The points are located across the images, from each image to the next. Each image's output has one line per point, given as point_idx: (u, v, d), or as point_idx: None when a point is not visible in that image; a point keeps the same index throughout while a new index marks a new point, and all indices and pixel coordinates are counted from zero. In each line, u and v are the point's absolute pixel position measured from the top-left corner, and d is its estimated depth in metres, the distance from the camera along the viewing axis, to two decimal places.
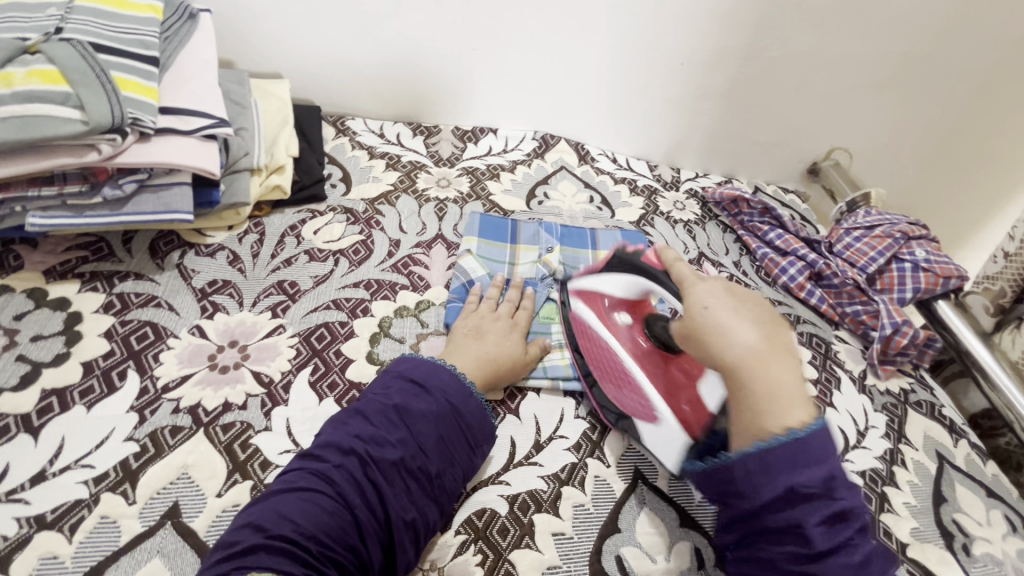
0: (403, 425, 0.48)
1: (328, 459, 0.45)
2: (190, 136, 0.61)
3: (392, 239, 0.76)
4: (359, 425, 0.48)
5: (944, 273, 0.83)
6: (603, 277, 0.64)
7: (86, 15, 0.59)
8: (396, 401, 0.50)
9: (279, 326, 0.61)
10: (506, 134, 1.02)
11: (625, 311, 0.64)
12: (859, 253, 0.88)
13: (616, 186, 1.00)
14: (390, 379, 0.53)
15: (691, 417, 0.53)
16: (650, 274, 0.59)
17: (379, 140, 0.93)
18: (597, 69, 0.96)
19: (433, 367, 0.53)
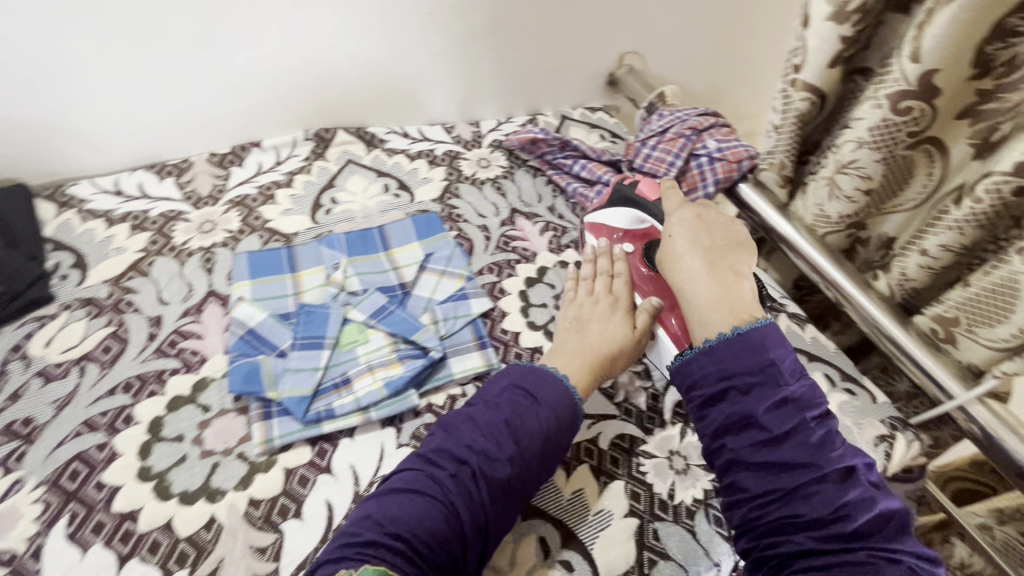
0: (511, 439, 0.50)
1: (443, 465, 0.49)
2: None
3: (151, 318, 0.65)
4: (471, 437, 0.51)
5: (736, 157, 0.84)
6: (606, 213, 0.73)
7: None
8: (488, 424, 0.51)
9: (15, 482, 0.52)
10: (273, 143, 0.90)
11: (629, 243, 0.71)
12: (658, 162, 0.87)
13: (412, 163, 0.92)
14: (504, 388, 0.55)
15: (678, 330, 0.61)
16: (652, 209, 0.69)
17: (117, 199, 0.78)
18: (340, 43, 0.85)
19: (542, 379, 0.55)
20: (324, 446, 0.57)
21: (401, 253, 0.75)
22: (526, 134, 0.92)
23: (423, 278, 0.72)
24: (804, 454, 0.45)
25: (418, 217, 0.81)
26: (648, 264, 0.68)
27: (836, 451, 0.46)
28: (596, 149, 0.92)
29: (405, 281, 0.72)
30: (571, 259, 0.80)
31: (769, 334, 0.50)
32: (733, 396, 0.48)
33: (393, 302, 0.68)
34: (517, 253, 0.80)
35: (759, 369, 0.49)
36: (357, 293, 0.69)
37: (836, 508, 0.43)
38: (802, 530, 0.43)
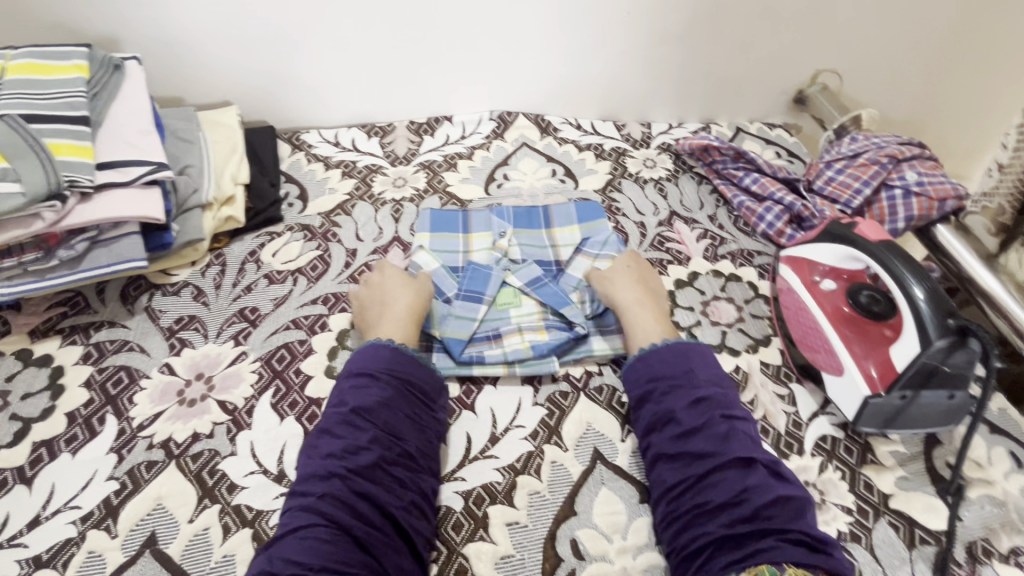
0: (365, 426, 0.53)
1: (309, 492, 0.49)
2: (129, 186, 0.64)
3: (349, 250, 0.78)
4: (326, 443, 0.52)
5: (939, 196, 0.77)
6: (815, 246, 0.68)
7: (18, 89, 0.63)
8: (352, 405, 0.54)
9: (241, 353, 0.65)
10: (462, 120, 1.00)
11: (833, 280, 0.67)
12: (841, 186, 0.82)
13: (581, 154, 0.96)
14: (349, 378, 0.57)
15: (879, 377, 0.58)
16: (870, 250, 0.61)
17: (335, 149, 0.93)
18: (541, 36, 0.91)
19: (691, 355, 0.60)
20: (470, 387, 0.64)
21: (561, 233, 0.79)
22: (700, 141, 0.91)
23: (578, 259, 0.75)
24: (709, 445, 0.53)
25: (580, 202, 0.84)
26: (852, 304, 0.64)
27: (739, 443, 0.53)
28: (772, 166, 0.89)
29: (561, 259, 0.76)
30: (725, 270, 0.79)
31: (647, 360, 0.60)
32: (658, 396, 0.57)
33: (547, 275, 0.73)
34: (671, 254, 0.80)
35: (684, 373, 0.58)
36: (516, 261, 0.74)
37: (737, 493, 0.49)
38: (713, 519, 0.49)
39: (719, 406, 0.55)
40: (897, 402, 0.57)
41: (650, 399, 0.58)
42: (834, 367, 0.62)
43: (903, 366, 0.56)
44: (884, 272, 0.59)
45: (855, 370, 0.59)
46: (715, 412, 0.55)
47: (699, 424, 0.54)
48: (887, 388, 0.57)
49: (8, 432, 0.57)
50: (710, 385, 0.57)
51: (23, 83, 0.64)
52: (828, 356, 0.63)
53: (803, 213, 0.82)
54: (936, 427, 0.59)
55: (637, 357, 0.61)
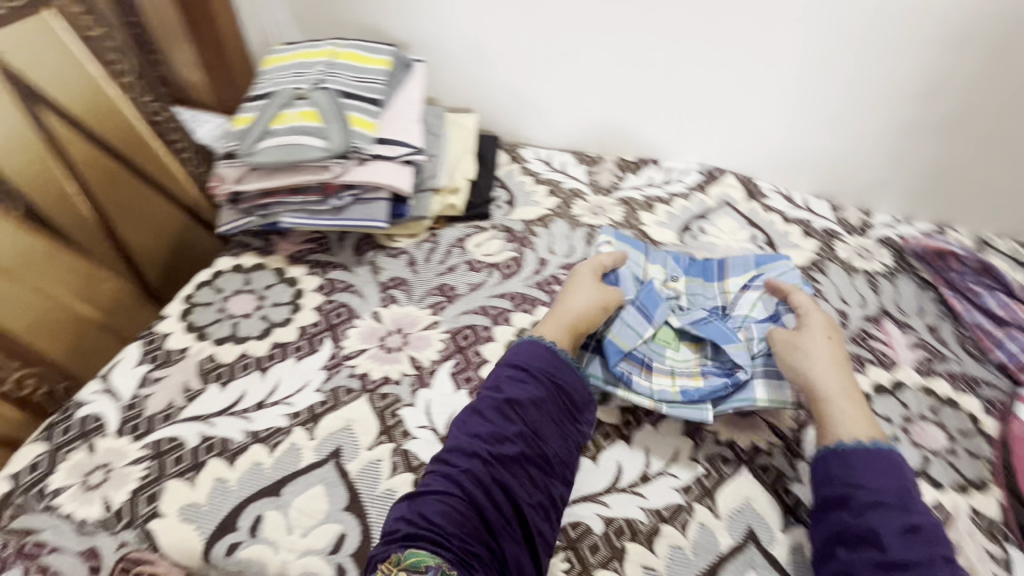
0: (517, 417, 0.56)
1: (456, 463, 0.53)
2: (393, 160, 0.77)
3: (541, 259, 0.83)
4: (479, 425, 0.56)
5: None
6: None
7: (341, 68, 0.80)
8: (506, 395, 0.57)
9: (435, 322, 0.73)
10: (669, 166, 1.01)
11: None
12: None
13: (786, 226, 0.92)
14: (510, 369, 0.60)
15: None
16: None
17: (546, 167, 1.01)
18: (778, 103, 0.90)
19: (885, 461, 0.52)
20: (629, 419, 0.64)
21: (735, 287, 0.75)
22: (939, 247, 0.83)
23: (743, 297, 0.71)
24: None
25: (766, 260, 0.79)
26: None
27: None
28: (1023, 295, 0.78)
29: (726, 301, 0.72)
30: (940, 391, 0.69)
31: (849, 458, 0.53)
32: (858, 507, 0.50)
33: (712, 314, 0.70)
34: (874, 353, 0.73)
35: (898, 495, 0.50)
36: (683, 301, 0.73)
37: None
38: None
39: (931, 547, 0.48)
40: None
41: (842, 502, 0.51)
42: None
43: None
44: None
45: None
46: (921, 553, 0.47)
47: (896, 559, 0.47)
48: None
49: (257, 327, 0.70)
50: (901, 509, 0.50)
51: (343, 65, 0.80)
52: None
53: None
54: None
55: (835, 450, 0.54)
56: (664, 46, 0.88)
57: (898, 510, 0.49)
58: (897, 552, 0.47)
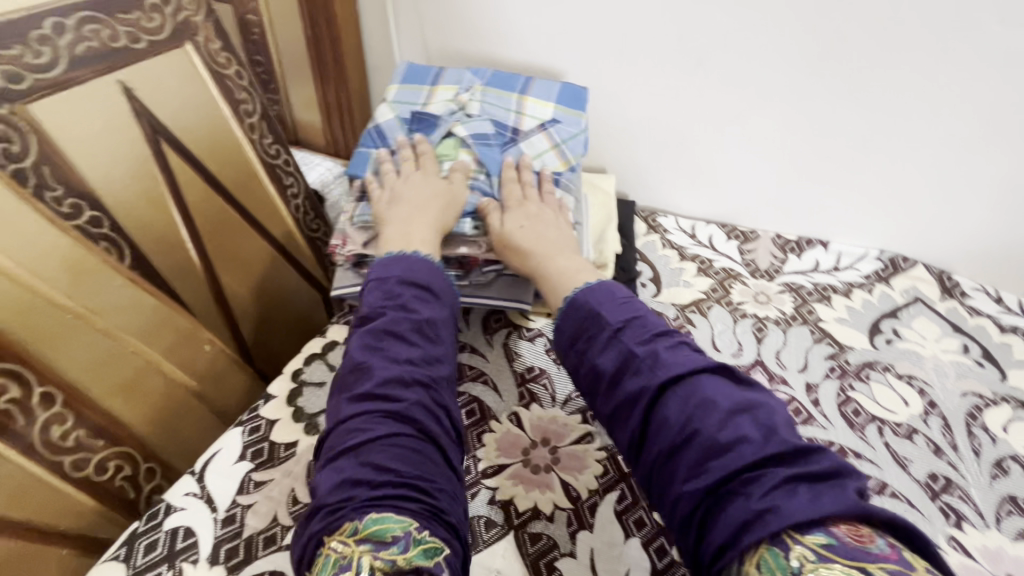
0: (394, 359, 0.50)
1: (352, 446, 0.45)
2: None
3: None
4: (399, 348, 0.51)
5: None
6: None
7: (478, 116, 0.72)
8: (392, 350, 0.50)
9: (587, 434, 0.58)
10: (840, 249, 0.85)
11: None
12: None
13: (1004, 335, 0.74)
14: (396, 284, 0.55)
15: None
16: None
17: (690, 240, 0.87)
18: (1003, 187, 0.73)
19: (666, 338, 0.50)
20: None
21: (532, 105, 0.74)
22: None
23: (538, 137, 0.72)
24: (798, 443, 0.41)
25: (566, 91, 0.76)
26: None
27: (767, 412, 0.44)
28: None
29: (518, 127, 0.72)
30: None
31: (694, 390, 0.46)
32: (722, 419, 0.43)
33: (497, 138, 0.71)
34: None
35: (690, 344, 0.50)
36: (471, 110, 0.72)
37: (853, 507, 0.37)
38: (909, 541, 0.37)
39: (761, 404, 0.45)
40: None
41: (687, 446, 0.44)
42: None
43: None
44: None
45: None
46: (762, 415, 0.44)
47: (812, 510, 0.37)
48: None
49: None
50: (724, 415, 0.44)
51: (497, 95, 0.74)
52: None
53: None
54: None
55: (669, 388, 0.47)
56: (862, 115, 0.73)
57: (773, 448, 0.41)
58: (724, 436, 0.42)
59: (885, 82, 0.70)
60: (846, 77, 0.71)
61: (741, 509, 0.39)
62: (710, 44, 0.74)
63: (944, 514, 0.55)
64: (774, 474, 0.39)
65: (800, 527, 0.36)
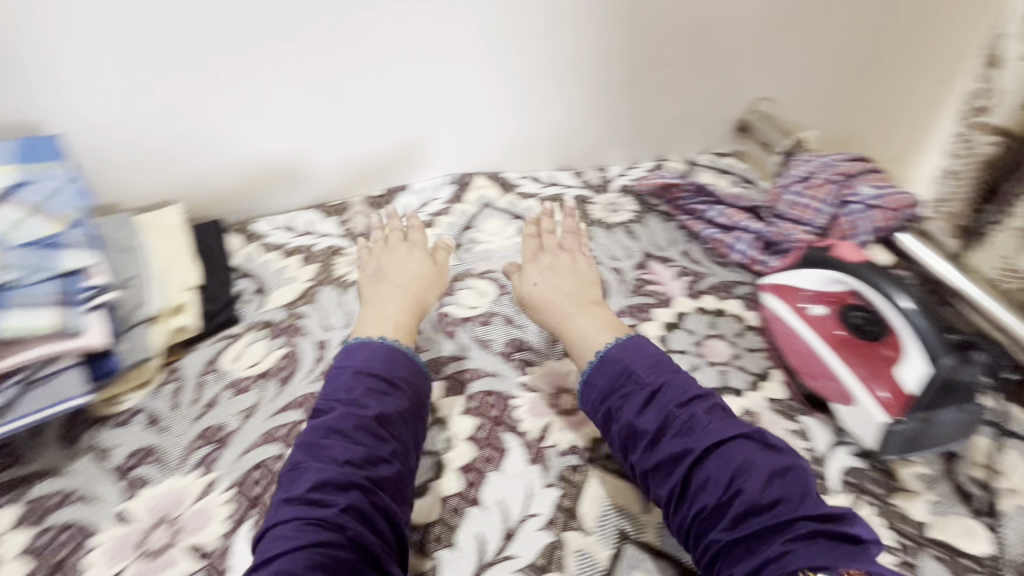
0: (385, 438, 0.54)
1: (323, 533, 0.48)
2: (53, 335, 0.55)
3: (319, 343, 0.72)
4: (339, 447, 0.52)
5: (896, 206, 0.79)
6: (796, 272, 0.68)
7: None
8: (335, 425, 0.54)
9: (209, 485, 0.57)
10: (419, 187, 0.97)
11: (820, 304, 0.67)
12: (803, 206, 0.83)
13: (544, 207, 0.95)
14: (353, 376, 0.58)
15: (892, 402, 0.57)
16: (854, 273, 0.61)
17: (289, 235, 0.88)
18: (489, 98, 0.92)
19: (636, 344, 0.62)
20: (473, 478, 0.58)
21: None
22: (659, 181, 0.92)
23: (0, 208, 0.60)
24: (681, 443, 0.54)
25: (34, 143, 0.65)
26: (844, 328, 0.63)
27: (707, 426, 0.54)
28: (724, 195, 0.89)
29: None
30: (710, 306, 0.78)
31: (728, 455, 0.52)
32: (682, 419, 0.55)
33: None
34: (652, 296, 0.79)
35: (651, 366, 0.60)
36: None
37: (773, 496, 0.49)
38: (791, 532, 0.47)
39: (732, 427, 0.54)
40: (916, 425, 0.55)
41: (683, 461, 0.53)
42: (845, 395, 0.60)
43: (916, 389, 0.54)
44: (873, 291, 0.59)
45: (865, 396, 0.58)
46: (712, 459, 0.52)
47: (753, 559, 0.47)
48: (904, 413, 0.55)
49: None
50: (686, 439, 0.54)
51: None
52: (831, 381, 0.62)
53: (775, 230, 0.82)
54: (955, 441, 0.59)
55: (710, 451, 0.53)
56: (357, 73, 0.83)
57: (809, 509, 0.49)
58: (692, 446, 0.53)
59: (354, 41, 0.80)
60: (322, 45, 0.79)
61: (768, 550, 0.47)
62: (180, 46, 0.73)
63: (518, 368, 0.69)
64: (805, 529, 0.47)
65: (827, 535, 0.47)
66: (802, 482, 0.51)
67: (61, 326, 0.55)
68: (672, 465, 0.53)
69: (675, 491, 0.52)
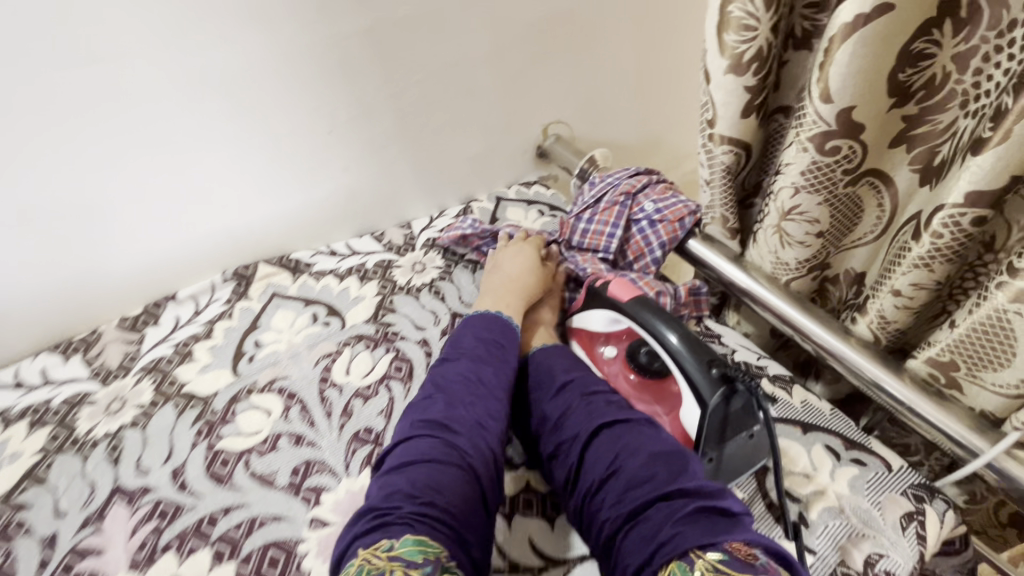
0: (449, 419, 0.55)
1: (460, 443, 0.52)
2: None
3: (44, 539, 0.57)
4: (433, 407, 0.56)
5: (677, 217, 0.79)
6: (586, 316, 0.65)
7: None
8: (469, 374, 0.60)
9: None
10: (190, 293, 0.83)
11: (613, 344, 0.63)
12: (596, 235, 0.82)
13: (342, 283, 0.86)
14: (457, 345, 0.64)
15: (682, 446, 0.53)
16: (628, 312, 0.58)
17: (17, 394, 0.71)
18: (240, 179, 0.81)
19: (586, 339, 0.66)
20: None
21: None
22: (457, 232, 0.88)
23: None
24: (583, 421, 0.55)
25: None
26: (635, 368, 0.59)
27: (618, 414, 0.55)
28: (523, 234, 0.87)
29: None
30: None
31: (617, 437, 0.52)
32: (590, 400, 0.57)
33: None
34: None
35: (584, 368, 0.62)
36: None
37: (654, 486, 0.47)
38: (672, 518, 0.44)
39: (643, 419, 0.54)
40: (707, 466, 0.51)
41: (576, 441, 0.54)
42: None
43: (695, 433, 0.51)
44: (646, 332, 0.56)
45: None
46: (642, 437, 0.52)
47: (648, 545, 0.44)
48: (691, 458, 0.52)
49: None
50: (589, 422, 0.55)
51: None
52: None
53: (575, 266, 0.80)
54: (762, 460, 0.56)
55: (600, 432, 0.53)
56: (49, 187, 0.69)
57: (685, 484, 0.46)
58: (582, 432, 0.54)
59: (30, 155, 0.66)
60: None
61: (659, 533, 0.44)
62: None
63: (306, 502, 0.59)
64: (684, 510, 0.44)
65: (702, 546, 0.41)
66: (683, 457, 0.49)
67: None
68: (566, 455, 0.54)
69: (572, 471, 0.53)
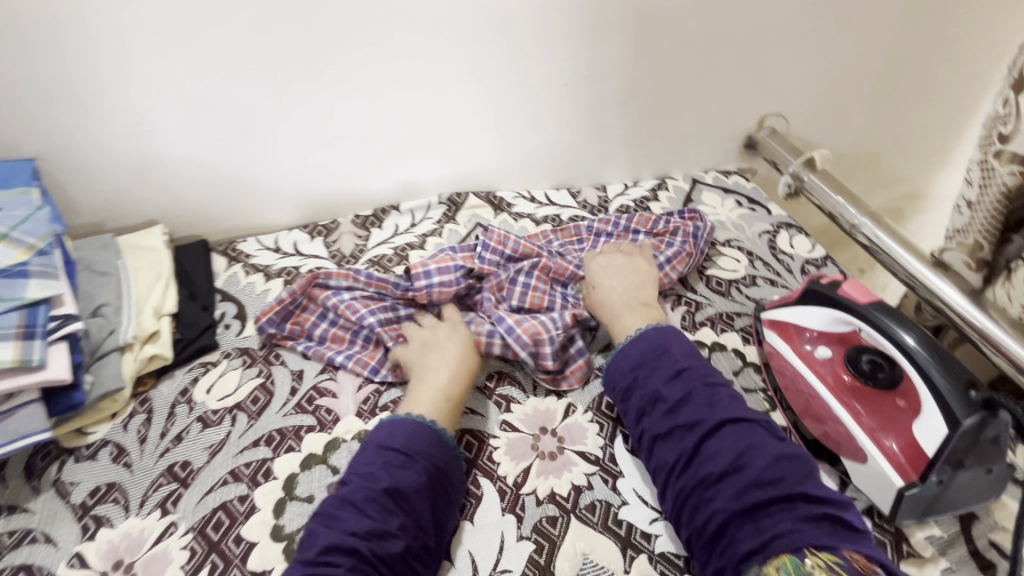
0: (398, 508, 0.50)
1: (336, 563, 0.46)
2: (20, 372, 0.54)
3: (294, 372, 0.69)
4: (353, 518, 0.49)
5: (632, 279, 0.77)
6: (798, 310, 0.63)
7: None
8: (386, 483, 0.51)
9: (170, 525, 0.55)
10: (410, 206, 0.94)
11: (825, 345, 0.62)
12: (539, 294, 0.73)
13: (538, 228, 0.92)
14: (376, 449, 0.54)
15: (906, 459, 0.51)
16: (861, 315, 0.56)
17: (275, 256, 0.85)
18: (477, 113, 0.89)
19: (678, 338, 0.62)
20: None
21: None
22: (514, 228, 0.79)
23: None
24: (696, 413, 0.54)
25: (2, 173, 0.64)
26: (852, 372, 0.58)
27: (733, 407, 0.55)
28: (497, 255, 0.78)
29: None
30: (707, 339, 0.73)
31: (743, 432, 0.52)
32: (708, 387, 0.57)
33: None
34: None
35: (685, 357, 0.60)
36: None
37: (757, 470, 0.49)
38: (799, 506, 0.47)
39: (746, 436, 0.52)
40: (933, 488, 0.49)
41: (695, 430, 0.53)
42: (853, 449, 0.54)
43: (933, 449, 0.48)
44: (880, 335, 0.54)
45: (875, 450, 0.52)
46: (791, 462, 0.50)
47: (761, 535, 0.46)
48: (920, 474, 0.49)
49: None
50: (707, 410, 0.55)
51: None
52: (836, 428, 0.57)
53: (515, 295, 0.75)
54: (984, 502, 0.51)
55: (726, 424, 0.53)
56: (340, 88, 0.80)
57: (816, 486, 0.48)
58: (689, 418, 0.54)
59: (335, 60, 0.77)
60: (302, 61, 0.76)
61: (778, 524, 0.46)
62: (157, 62, 0.71)
63: (497, 405, 0.65)
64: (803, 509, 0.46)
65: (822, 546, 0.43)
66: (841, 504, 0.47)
67: (21, 360, 0.53)
68: (706, 478, 0.50)
69: (685, 456, 0.53)
